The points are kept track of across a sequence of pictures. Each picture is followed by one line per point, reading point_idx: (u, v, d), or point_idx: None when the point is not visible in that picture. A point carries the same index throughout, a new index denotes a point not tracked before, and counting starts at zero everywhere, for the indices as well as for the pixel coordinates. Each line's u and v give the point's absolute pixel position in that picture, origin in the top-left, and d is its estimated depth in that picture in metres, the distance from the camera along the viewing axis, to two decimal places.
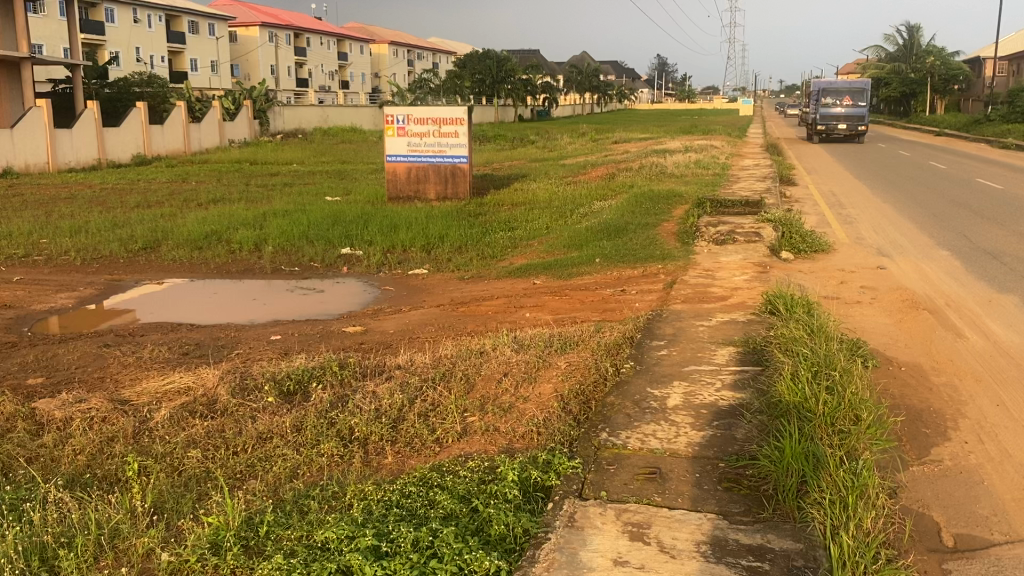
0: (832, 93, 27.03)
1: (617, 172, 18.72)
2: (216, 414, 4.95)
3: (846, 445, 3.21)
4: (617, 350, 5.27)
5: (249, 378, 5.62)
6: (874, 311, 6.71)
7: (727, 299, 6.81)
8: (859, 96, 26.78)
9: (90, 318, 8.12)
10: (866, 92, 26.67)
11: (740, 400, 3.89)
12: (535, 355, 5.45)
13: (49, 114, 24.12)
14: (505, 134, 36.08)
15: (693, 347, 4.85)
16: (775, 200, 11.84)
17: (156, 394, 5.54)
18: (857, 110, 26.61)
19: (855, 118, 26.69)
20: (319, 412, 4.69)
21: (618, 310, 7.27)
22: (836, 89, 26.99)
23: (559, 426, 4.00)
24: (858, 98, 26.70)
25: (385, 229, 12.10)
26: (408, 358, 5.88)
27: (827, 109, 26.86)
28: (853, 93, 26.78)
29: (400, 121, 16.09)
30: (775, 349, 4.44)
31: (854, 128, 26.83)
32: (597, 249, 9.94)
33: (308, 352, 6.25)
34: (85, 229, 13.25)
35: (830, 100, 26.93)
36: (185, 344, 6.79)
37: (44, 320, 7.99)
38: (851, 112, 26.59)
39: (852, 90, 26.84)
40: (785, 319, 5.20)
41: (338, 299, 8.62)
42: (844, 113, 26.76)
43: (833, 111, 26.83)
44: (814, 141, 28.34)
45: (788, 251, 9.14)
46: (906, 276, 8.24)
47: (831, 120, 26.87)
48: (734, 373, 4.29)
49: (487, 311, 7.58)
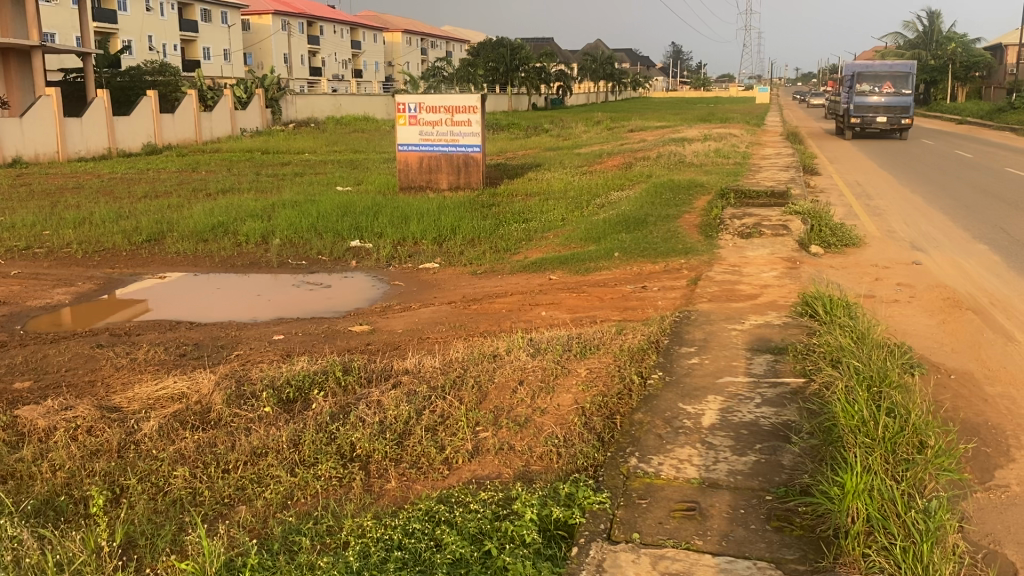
0: (870, 79, 24.32)
1: (635, 161, 18.27)
2: (209, 424, 4.60)
3: (913, 479, 2.79)
4: (642, 356, 4.86)
5: (246, 383, 5.27)
6: (916, 311, 6.27)
7: (756, 298, 6.39)
8: (901, 83, 24.06)
9: (100, 313, 7.85)
10: (909, 79, 23.98)
11: (785, 420, 3.48)
12: (554, 360, 5.04)
13: (59, 103, 23.85)
14: (519, 122, 35.57)
15: (726, 356, 4.44)
16: (800, 191, 11.37)
17: (148, 401, 5.19)
18: (898, 100, 23.94)
19: (897, 109, 24.03)
20: (319, 423, 4.33)
21: (640, 309, 6.86)
22: (874, 74, 24.27)
23: (582, 447, 3.61)
24: (900, 85, 23.98)
25: (395, 220, 11.72)
26: (415, 362, 5.49)
27: (863, 98, 24.18)
28: (894, 79, 24.06)
29: (412, 109, 15.69)
30: (821, 360, 4.02)
31: (895, 121, 24.19)
32: (616, 241, 9.53)
33: (310, 355, 5.87)
34: (89, 220, 12.95)
35: (868, 87, 24.22)
36: (182, 345, 6.44)
37: (52, 315, 7.72)
38: (892, 102, 23.94)
39: (893, 76, 24.15)
40: (827, 324, 4.77)
41: (346, 295, 8.25)
42: (884, 102, 24.07)
43: (870, 100, 24.14)
44: (847, 134, 25.70)
45: (818, 246, 8.68)
46: (944, 272, 7.78)
47: (869, 111, 24.19)
48: (776, 388, 3.88)
49: (500, 309, 7.17)
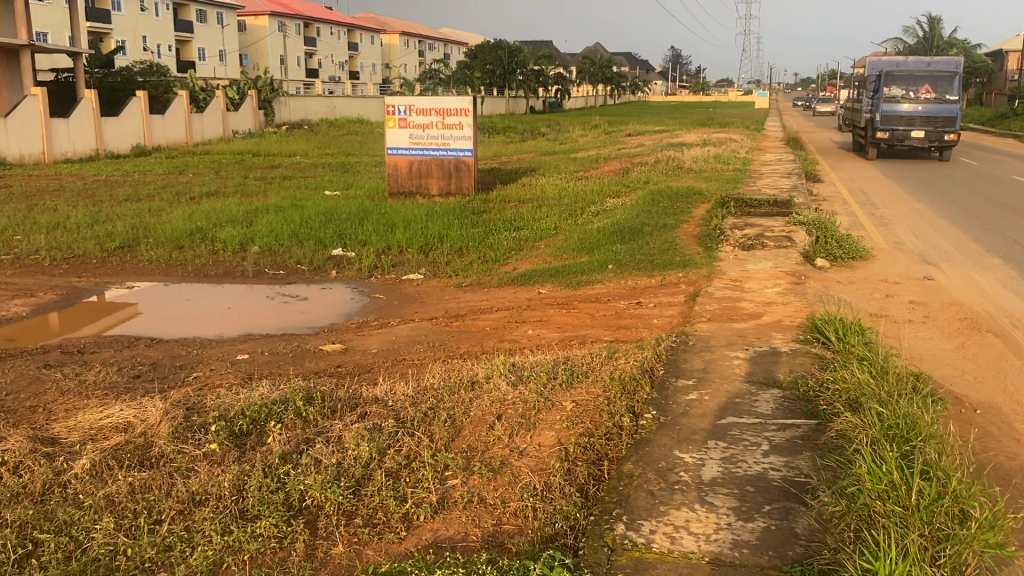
0: (902, 82, 19.65)
1: (632, 166, 17.83)
2: (149, 464, 4.11)
3: (955, 560, 2.31)
4: (635, 388, 4.36)
5: (198, 414, 4.77)
6: (931, 333, 5.77)
7: (759, 319, 5.91)
8: (943, 86, 19.44)
9: (88, 322, 7.60)
10: (953, 82, 19.39)
11: (799, 475, 2.99)
12: (538, 390, 4.54)
13: (44, 103, 23.30)
14: (516, 126, 35.08)
15: (728, 392, 3.94)
16: (804, 200, 10.90)
17: (89, 432, 4.69)
18: (939, 108, 19.25)
19: (937, 121, 19.28)
20: (267, 466, 3.83)
21: (635, 328, 6.38)
22: (907, 75, 19.62)
23: (563, 505, 3.13)
24: (941, 90, 19.33)
25: (380, 227, 11.23)
26: (386, 389, 4.98)
27: (892, 106, 19.49)
28: (934, 82, 19.46)
29: (402, 111, 15.13)
30: (841, 401, 3.52)
31: (934, 136, 19.39)
32: (610, 253, 9.04)
33: (273, 380, 5.37)
34: (64, 225, 12.45)
35: (901, 92, 19.57)
36: (138, 365, 5.95)
37: (40, 318, 7.59)
38: (931, 111, 19.22)
39: (932, 79, 19.48)
40: (847, 352, 4.28)
41: (322, 309, 7.75)
42: (920, 112, 19.35)
43: (901, 109, 19.42)
44: (868, 153, 20.90)
45: (823, 259, 8.20)
46: (958, 289, 7.30)
47: (901, 122, 19.46)
48: (786, 433, 3.39)
49: (485, 326, 6.69)
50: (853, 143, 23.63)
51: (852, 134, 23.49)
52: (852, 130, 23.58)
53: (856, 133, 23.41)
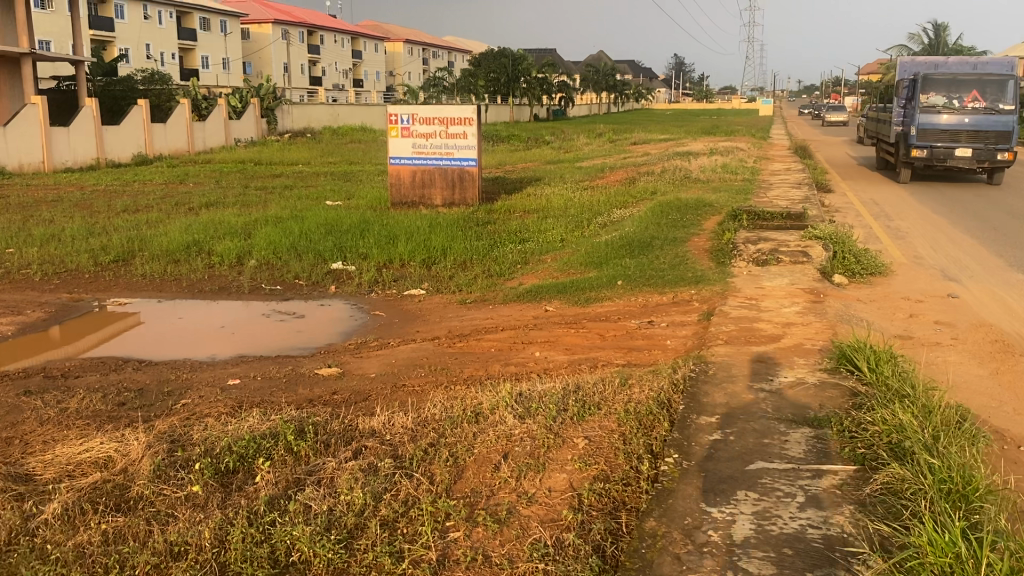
0: (943, 88, 16.54)
1: (639, 176, 17.53)
2: (126, 508, 3.80)
3: None
4: (652, 424, 4.04)
5: (183, 448, 4.45)
6: (963, 354, 5.44)
7: (778, 341, 5.59)
8: (993, 92, 16.23)
9: (88, 337, 7.40)
10: (1006, 86, 16.17)
11: (842, 533, 2.68)
12: (547, 423, 4.20)
13: (44, 112, 23.04)
14: (520, 134, 34.78)
15: (755, 430, 3.61)
16: (818, 212, 10.58)
17: (66, 468, 4.37)
18: (989, 120, 16.04)
19: (987, 136, 16.05)
20: (253, 513, 3.53)
21: (648, 350, 6.07)
22: (949, 80, 16.54)
23: (578, 570, 2.83)
24: (992, 97, 16.15)
25: (382, 240, 10.93)
26: (384, 421, 4.66)
27: (930, 117, 16.43)
28: (982, 86, 16.30)
29: (405, 121, 14.88)
30: (884, 449, 3.19)
31: (985, 154, 16.17)
32: (619, 267, 8.72)
33: (264, 410, 5.06)
34: (59, 237, 12.18)
35: (941, 100, 16.47)
36: (123, 392, 5.63)
37: (40, 335, 7.40)
38: (979, 124, 16.02)
39: (980, 84, 16.32)
40: (883, 385, 3.96)
41: (320, 328, 7.44)
42: (966, 124, 16.17)
43: (941, 121, 16.33)
44: (902, 174, 17.72)
45: (842, 275, 7.91)
46: (986, 308, 6.96)
47: (941, 137, 16.36)
48: (823, 482, 3.08)
49: (489, 348, 6.37)
50: (878, 159, 20.29)
51: (877, 150, 20.17)
52: (877, 145, 20.24)
53: (882, 149, 20.08)
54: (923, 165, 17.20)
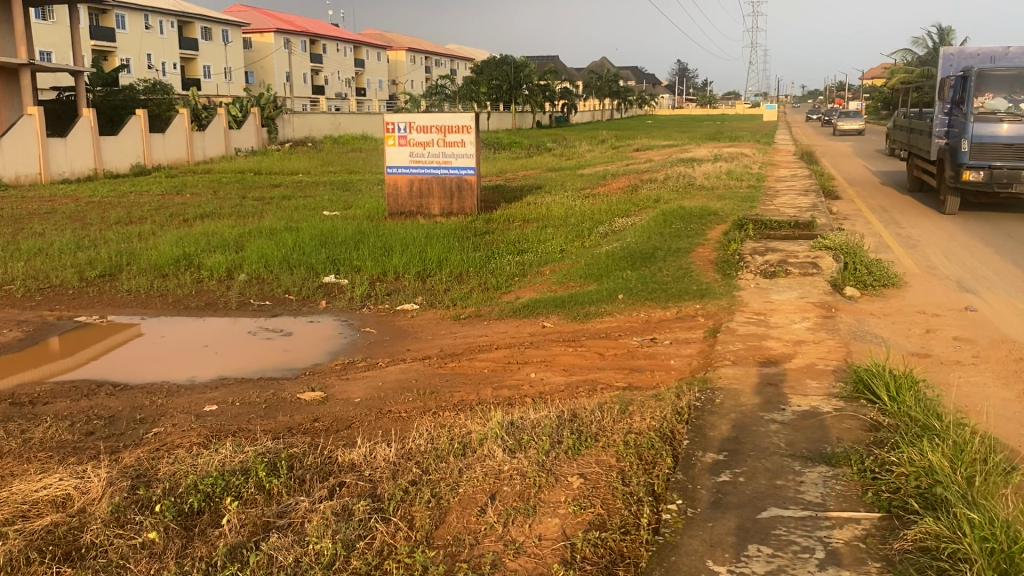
0: (1004, 87, 12.59)
1: (641, 183, 17.24)
2: (77, 558, 3.46)
3: None
4: (654, 459, 3.70)
5: (147, 486, 4.11)
6: (987, 374, 5.09)
7: (788, 362, 5.25)
8: None
9: (88, 345, 7.45)
10: None
11: None
12: (538, 458, 3.85)
13: (42, 122, 22.79)
14: (523, 141, 34.46)
15: (767, 470, 3.26)
16: (827, 220, 10.24)
17: (19, 507, 3.99)
18: None
19: None
20: (210, 567, 3.19)
21: (651, 371, 5.72)
22: (1013, 77, 12.63)
23: None
24: None
25: (376, 251, 10.61)
26: (365, 453, 4.33)
27: (988, 127, 12.46)
28: None
29: (402, 129, 14.55)
30: (915, 498, 2.84)
31: None
32: (620, 280, 8.39)
33: (238, 441, 4.71)
34: (46, 251, 11.85)
35: (1001, 104, 12.54)
36: (92, 421, 5.29)
37: (40, 348, 7.35)
38: None
39: None
40: (909, 417, 3.60)
41: (306, 347, 7.11)
42: None
43: (1001, 131, 12.35)
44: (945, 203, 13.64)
45: (853, 287, 7.57)
46: (1005, 321, 6.63)
47: (1003, 154, 12.36)
48: (846, 531, 2.75)
49: (482, 369, 6.02)
50: (911, 179, 16.32)
51: (909, 167, 16.14)
52: (910, 160, 16.22)
53: (915, 166, 16.05)
54: (974, 191, 13.33)
